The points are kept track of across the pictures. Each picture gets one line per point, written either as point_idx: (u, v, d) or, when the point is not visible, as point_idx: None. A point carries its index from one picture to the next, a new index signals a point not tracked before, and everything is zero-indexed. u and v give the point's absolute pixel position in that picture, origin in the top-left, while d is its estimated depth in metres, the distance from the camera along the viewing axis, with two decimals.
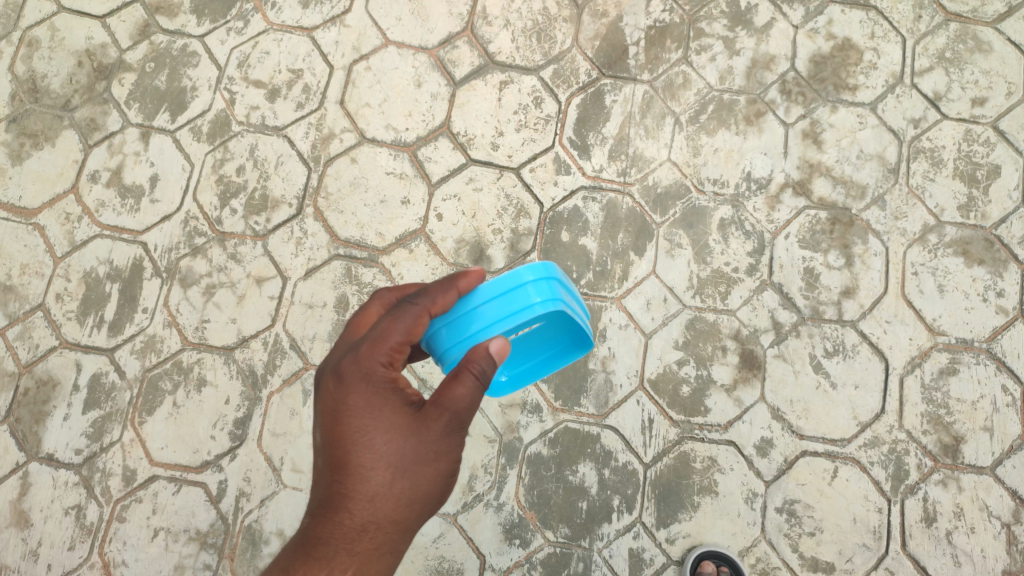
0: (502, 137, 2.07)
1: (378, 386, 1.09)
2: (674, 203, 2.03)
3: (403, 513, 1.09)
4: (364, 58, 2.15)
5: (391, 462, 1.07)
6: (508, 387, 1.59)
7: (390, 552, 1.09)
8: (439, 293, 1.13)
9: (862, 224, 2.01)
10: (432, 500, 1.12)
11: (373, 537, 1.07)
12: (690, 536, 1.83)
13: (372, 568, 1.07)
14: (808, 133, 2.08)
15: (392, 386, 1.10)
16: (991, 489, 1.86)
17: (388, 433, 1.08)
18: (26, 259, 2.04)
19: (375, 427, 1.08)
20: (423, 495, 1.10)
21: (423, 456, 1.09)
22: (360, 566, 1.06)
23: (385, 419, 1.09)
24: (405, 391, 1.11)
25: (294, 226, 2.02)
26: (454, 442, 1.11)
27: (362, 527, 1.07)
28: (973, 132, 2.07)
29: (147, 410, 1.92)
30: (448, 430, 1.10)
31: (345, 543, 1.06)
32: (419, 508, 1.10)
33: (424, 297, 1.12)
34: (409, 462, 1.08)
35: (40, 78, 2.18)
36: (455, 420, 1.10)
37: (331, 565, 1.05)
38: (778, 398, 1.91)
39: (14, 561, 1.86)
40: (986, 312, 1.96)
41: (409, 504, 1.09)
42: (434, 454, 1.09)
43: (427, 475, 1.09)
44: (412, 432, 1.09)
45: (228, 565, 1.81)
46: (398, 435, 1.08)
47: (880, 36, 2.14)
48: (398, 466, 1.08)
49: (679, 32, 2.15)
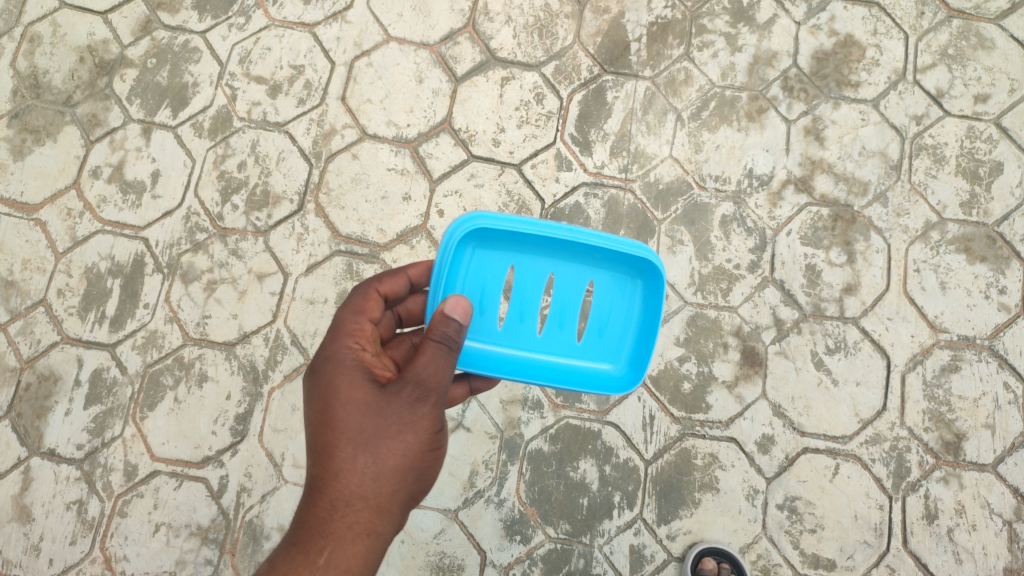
0: (503, 134, 2.07)
1: (339, 365, 1.15)
2: (675, 200, 2.02)
3: (371, 488, 1.09)
4: (365, 54, 2.15)
5: (353, 437, 1.10)
6: (632, 379, 1.25)
7: (365, 533, 1.08)
8: (388, 277, 1.29)
9: (863, 221, 2.01)
10: (402, 476, 1.11)
11: (344, 516, 1.07)
12: (691, 533, 1.82)
13: (346, 550, 1.06)
14: (810, 129, 2.07)
15: (352, 363, 1.16)
16: (993, 487, 1.85)
17: (351, 408, 1.12)
18: (28, 254, 2.04)
19: (338, 404, 1.12)
20: (390, 469, 1.09)
21: (384, 427, 1.09)
22: (333, 547, 1.06)
23: (347, 395, 1.13)
24: (367, 367, 1.16)
25: (295, 222, 2.02)
26: (415, 412, 1.10)
27: (332, 507, 1.08)
28: (975, 130, 2.06)
29: (148, 405, 1.92)
30: (409, 400, 1.10)
31: (318, 525, 1.07)
32: (388, 483, 1.09)
33: (374, 281, 1.28)
34: (373, 435, 1.09)
35: (42, 74, 2.18)
36: (416, 390, 1.10)
37: (306, 549, 1.06)
38: (779, 394, 1.91)
39: (15, 556, 1.86)
40: (988, 309, 1.95)
41: (376, 479, 1.09)
42: (396, 426, 1.10)
43: (393, 447, 1.09)
44: (372, 405, 1.11)
45: (228, 560, 1.81)
46: (360, 409, 1.12)
47: (882, 33, 2.13)
48: (360, 439, 1.09)
49: (681, 29, 2.14)
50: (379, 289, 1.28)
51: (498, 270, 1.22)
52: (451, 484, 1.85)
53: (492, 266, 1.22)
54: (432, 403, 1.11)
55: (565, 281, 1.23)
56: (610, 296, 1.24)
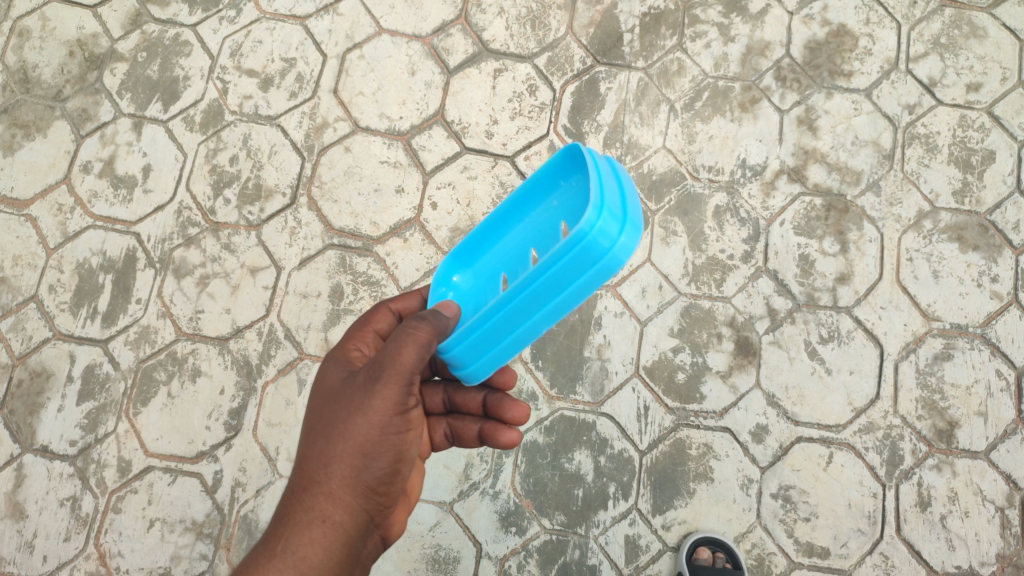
0: (496, 125, 2.06)
1: (324, 362, 1.21)
2: (668, 191, 2.02)
3: (322, 473, 1.06)
4: (358, 46, 2.14)
5: (316, 422, 1.11)
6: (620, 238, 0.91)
7: (321, 519, 1.05)
8: (405, 295, 1.33)
9: (856, 210, 2.01)
10: (355, 461, 1.06)
11: (301, 501, 1.06)
12: (686, 523, 1.83)
13: (301, 537, 1.04)
14: (803, 119, 2.08)
15: (335, 360, 1.20)
16: (985, 474, 1.86)
17: (321, 397, 1.15)
18: (19, 251, 2.03)
19: (314, 396, 1.16)
20: (341, 453, 1.05)
21: (339, 410, 1.08)
22: (289, 534, 1.05)
23: (321, 387, 1.16)
24: (345, 362, 1.19)
25: (288, 215, 2.01)
26: (368, 394, 1.07)
27: (293, 493, 1.08)
28: (967, 118, 2.07)
29: (142, 401, 1.92)
30: (364, 383, 1.08)
31: (283, 511, 1.08)
32: (340, 468, 1.06)
33: (391, 298, 1.33)
34: (331, 420, 1.08)
35: (31, 68, 2.16)
36: (372, 372, 1.08)
37: (269, 537, 1.07)
38: (773, 384, 1.91)
39: (9, 553, 1.86)
40: (981, 297, 1.96)
41: (328, 464, 1.06)
42: (348, 409, 1.07)
43: (346, 431, 1.06)
44: (335, 390, 1.12)
45: (223, 555, 1.81)
46: (328, 398, 1.13)
47: (875, 22, 2.13)
48: (320, 424, 1.10)
49: (674, 19, 2.14)
50: (393, 305, 1.31)
51: (489, 281, 1.15)
52: (447, 477, 1.85)
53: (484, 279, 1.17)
54: (384, 383, 1.06)
55: (538, 235, 1.08)
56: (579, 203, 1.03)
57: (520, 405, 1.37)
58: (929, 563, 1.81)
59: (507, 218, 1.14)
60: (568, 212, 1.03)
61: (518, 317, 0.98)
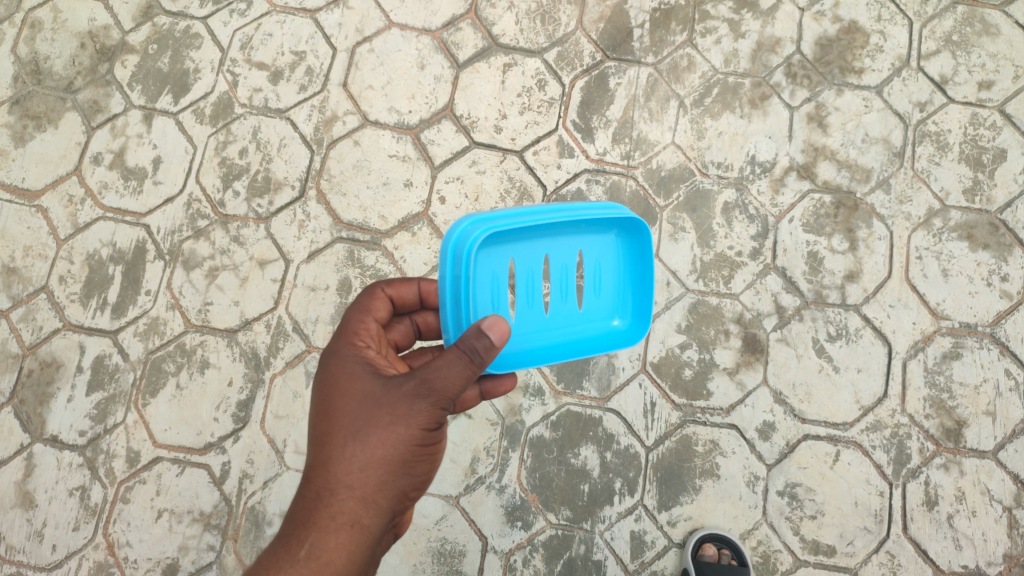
0: (505, 120, 2.06)
1: (341, 360, 1.15)
2: (677, 186, 2.02)
3: (356, 479, 1.06)
4: (367, 40, 2.14)
5: (345, 425, 1.08)
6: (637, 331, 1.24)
7: (350, 524, 1.05)
8: (399, 282, 1.29)
9: (866, 208, 2.00)
10: (392, 469, 1.07)
11: (328, 506, 1.05)
12: (692, 519, 1.83)
13: (328, 542, 1.04)
14: (813, 116, 2.07)
15: (351, 358, 1.16)
16: (993, 474, 1.86)
17: (346, 398, 1.11)
18: (30, 241, 2.04)
19: (335, 396, 1.12)
20: (380, 460, 1.06)
21: (377, 417, 1.07)
22: (314, 538, 1.04)
23: (345, 387, 1.12)
24: (366, 361, 1.15)
25: (297, 208, 2.02)
26: (412, 405, 1.07)
27: (319, 496, 1.06)
28: (978, 116, 2.05)
29: (151, 391, 1.93)
30: (407, 393, 1.07)
31: (306, 514, 1.06)
32: (376, 475, 1.06)
33: (384, 282, 1.28)
34: (364, 426, 1.07)
35: (42, 60, 2.17)
36: (421, 385, 1.07)
37: (289, 540, 1.05)
38: (780, 381, 1.91)
39: (19, 541, 1.87)
40: (990, 297, 1.95)
41: (363, 471, 1.06)
42: (390, 417, 1.07)
43: (385, 439, 1.06)
44: (368, 394, 1.10)
45: (231, 546, 1.82)
46: (358, 399, 1.10)
47: (887, 19, 2.12)
48: (352, 429, 1.08)
49: (684, 15, 2.13)
50: (387, 290, 1.27)
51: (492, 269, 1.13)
52: (453, 471, 1.86)
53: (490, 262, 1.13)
54: (433, 399, 1.06)
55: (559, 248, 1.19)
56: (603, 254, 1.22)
57: None
58: (936, 562, 1.81)
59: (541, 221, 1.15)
60: (592, 251, 1.22)
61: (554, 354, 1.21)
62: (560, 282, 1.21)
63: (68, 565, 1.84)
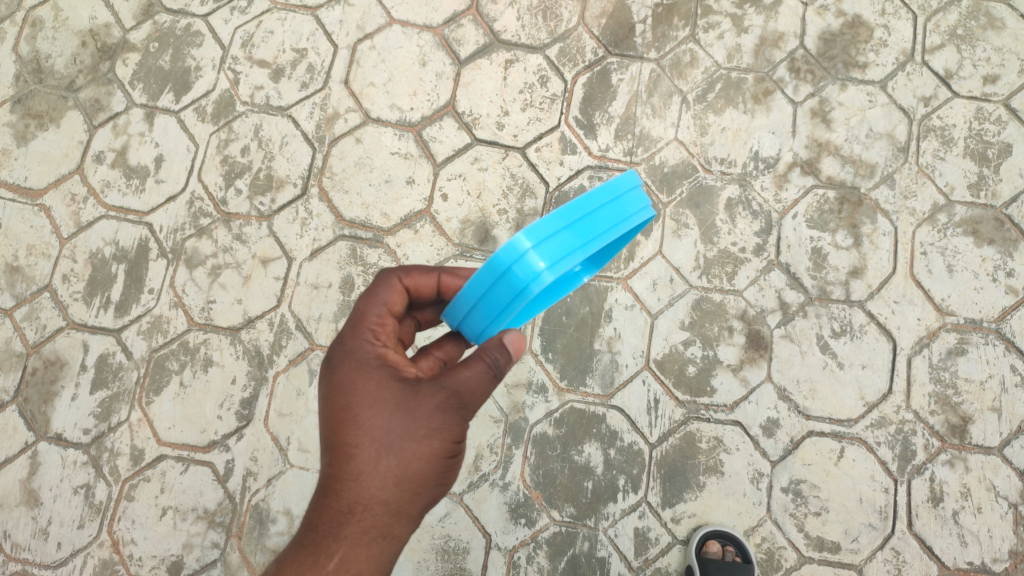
0: (507, 117, 2.05)
1: (363, 364, 1.12)
2: (680, 183, 2.01)
3: (389, 492, 1.07)
4: (368, 37, 2.14)
5: (375, 438, 1.08)
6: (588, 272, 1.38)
7: (381, 537, 1.07)
8: (416, 272, 1.22)
9: (870, 204, 1.99)
10: (423, 482, 1.09)
11: (359, 520, 1.06)
12: (696, 516, 1.83)
13: (359, 555, 1.05)
14: (817, 111, 2.06)
15: (374, 364, 1.12)
16: (999, 470, 1.85)
17: (372, 408, 1.09)
18: (33, 240, 2.04)
19: (358, 405, 1.10)
20: (412, 474, 1.08)
21: (410, 430, 1.08)
22: (344, 551, 1.05)
23: (369, 395, 1.10)
24: (388, 366, 1.13)
25: (299, 206, 2.01)
26: (444, 418, 1.09)
27: (350, 509, 1.06)
28: (984, 111, 2.04)
29: (154, 389, 1.93)
30: (440, 406, 1.09)
31: (334, 527, 1.06)
32: (409, 489, 1.08)
33: (401, 271, 1.22)
34: (396, 439, 1.07)
35: (44, 59, 2.17)
36: (451, 398, 1.09)
37: (317, 552, 1.05)
38: (784, 377, 1.90)
39: (24, 539, 1.88)
40: (996, 292, 1.94)
41: (396, 485, 1.07)
42: (423, 430, 1.08)
43: (417, 453, 1.08)
44: (396, 405, 1.09)
45: (235, 544, 1.82)
46: (386, 410, 1.09)
47: (891, 13, 2.11)
48: (382, 442, 1.07)
49: (687, 10, 2.12)
50: (405, 280, 1.22)
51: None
52: None
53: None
54: (463, 413, 1.10)
55: None
56: None
57: None
58: (940, 559, 1.81)
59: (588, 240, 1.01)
60: None
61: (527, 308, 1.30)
62: None
63: (73, 562, 1.84)
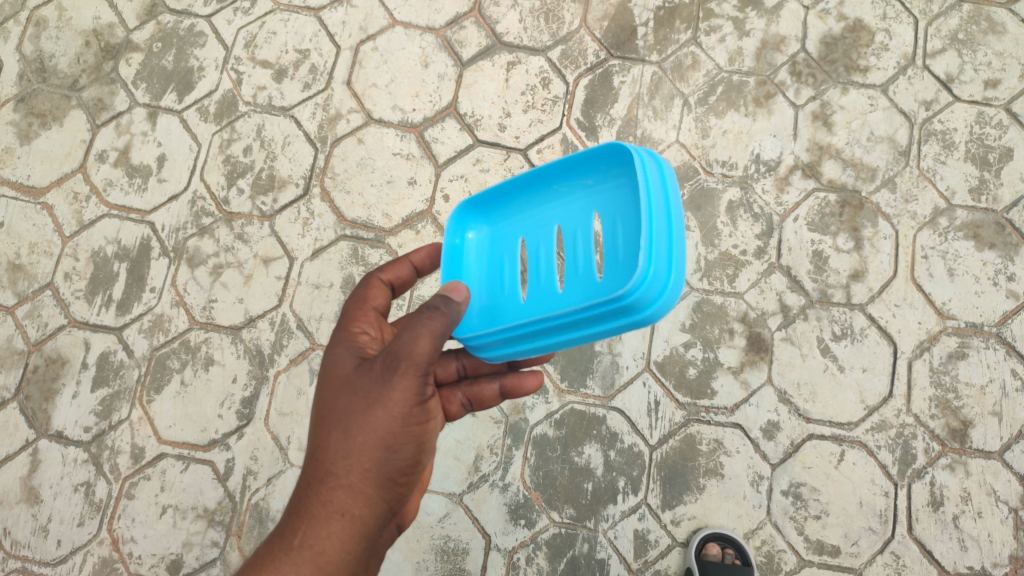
0: (509, 118, 2.06)
1: (334, 348, 1.19)
2: (681, 185, 2.02)
3: (340, 466, 1.06)
4: (371, 38, 2.15)
5: (332, 414, 1.10)
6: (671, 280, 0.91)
7: (340, 513, 1.06)
8: (391, 265, 1.30)
9: (871, 207, 2.00)
10: (374, 455, 1.06)
11: (319, 495, 1.07)
12: (695, 519, 1.82)
13: (320, 531, 1.06)
14: (818, 115, 2.06)
15: (343, 346, 1.18)
16: (999, 474, 1.85)
17: (333, 386, 1.14)
18: (35, 238, 2.05)
19: (326, 386, 1.15)
20: (360, 446, 1.06)
21: (355, 403, 1.08)
22: (307, 527, 1.06)
23: (333, 377, 1.15)
24: (354, 348, 1.17)
25: (301, 206, 2.02)
26: (384, 384, 1.06)
27: (311, 485, 1.09)
28: (984, 115, 2.05)
29: (155, 388, 1.93)
30: (381, 371, 1.07)
31: (300, 504, 1.09)
32: (359, 461, 1.06)
33: (379, 268, 1.30)
34: (346, 412, 1.08)
35: (48, 58, 2.18)
36: (389, 361, 1.06)
37: (287, 528, 1.08)
38: (784, 380, 1.90)
39: (24, 537, 1.88)
40: (996, 296, 1.94)
41: (346, 457, 1.06)
42: (367, 399, 1.07)
43: (362, 423, 1.06)
44: (350, 381, 1.11)
45: (235, 543, 1.82)
46: (342, 386, 1.12)
47: (892, 17, 2.12)
48: (335, 417, 1.09)
49: (688, 13, 2.13)
50: (383, 277, 1.29)
51: (504, 247, 1.18)
52: (456, 469, 1.85)
53: (503, 244, 1.18)
54: (401, 374, 1.05)
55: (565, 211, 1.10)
56: (618, 201, 1.03)
57: (535, 379, 1.37)
58: (940, 562, 1.80)
59: (535, 186, 1.14)
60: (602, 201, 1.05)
61: (546, 331, 1.00)
62: (575, 247, 1.07)
63: (73, 560, 1.84)
